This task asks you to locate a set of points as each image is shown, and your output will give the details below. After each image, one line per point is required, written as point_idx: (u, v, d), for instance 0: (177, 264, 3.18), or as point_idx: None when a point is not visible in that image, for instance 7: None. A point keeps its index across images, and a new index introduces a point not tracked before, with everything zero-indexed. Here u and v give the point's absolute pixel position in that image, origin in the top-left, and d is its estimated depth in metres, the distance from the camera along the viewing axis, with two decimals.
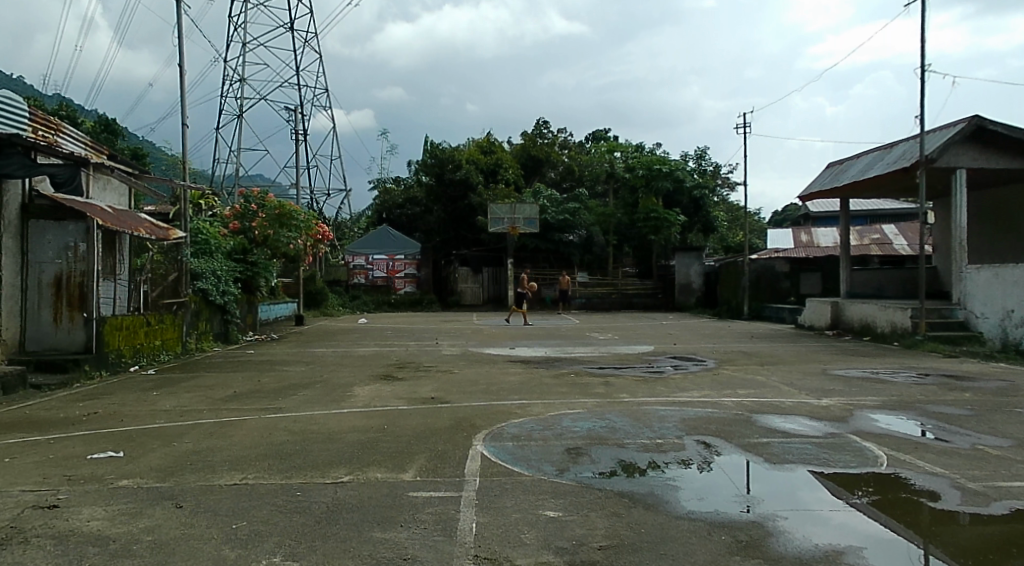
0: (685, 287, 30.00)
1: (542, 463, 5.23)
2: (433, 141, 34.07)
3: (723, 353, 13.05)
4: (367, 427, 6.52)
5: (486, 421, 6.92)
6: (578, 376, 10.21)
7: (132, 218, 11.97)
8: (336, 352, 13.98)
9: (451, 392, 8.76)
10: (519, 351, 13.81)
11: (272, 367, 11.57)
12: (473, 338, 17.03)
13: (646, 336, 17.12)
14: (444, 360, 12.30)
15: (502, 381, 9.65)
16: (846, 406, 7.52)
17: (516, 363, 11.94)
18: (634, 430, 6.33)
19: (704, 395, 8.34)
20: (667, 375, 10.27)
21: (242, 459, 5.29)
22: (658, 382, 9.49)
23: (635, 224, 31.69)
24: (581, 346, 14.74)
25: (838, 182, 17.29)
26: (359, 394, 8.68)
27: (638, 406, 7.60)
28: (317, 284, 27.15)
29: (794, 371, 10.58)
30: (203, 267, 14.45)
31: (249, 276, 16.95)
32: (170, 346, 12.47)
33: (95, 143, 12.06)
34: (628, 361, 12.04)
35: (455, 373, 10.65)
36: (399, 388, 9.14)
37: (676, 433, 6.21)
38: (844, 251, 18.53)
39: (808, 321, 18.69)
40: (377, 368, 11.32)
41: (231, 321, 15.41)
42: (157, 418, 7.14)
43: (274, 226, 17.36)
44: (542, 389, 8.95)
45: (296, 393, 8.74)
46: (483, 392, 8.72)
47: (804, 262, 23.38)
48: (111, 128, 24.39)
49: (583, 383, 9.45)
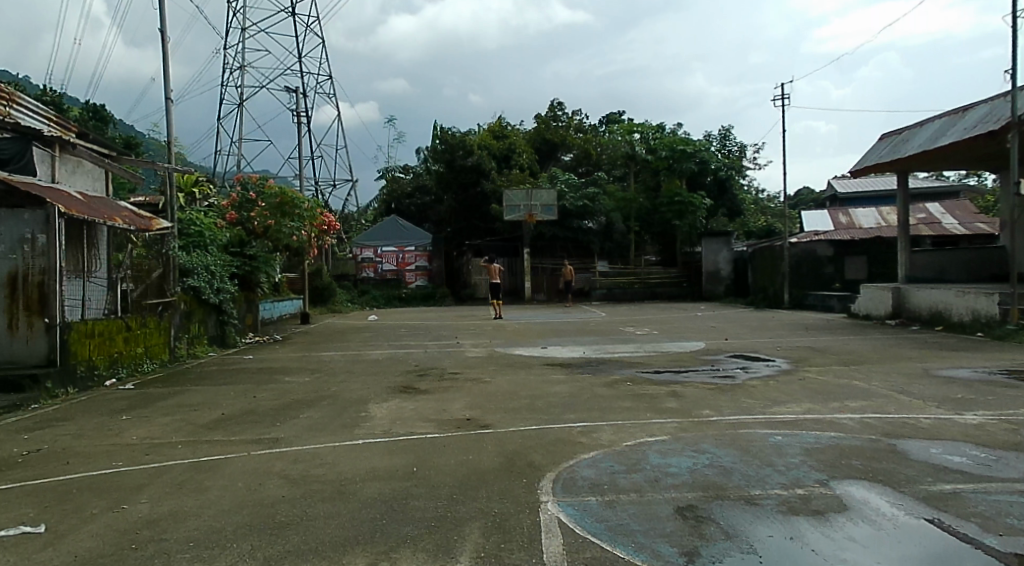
0: (713, 275, 28.34)
1: (656, 543, 3.52)
2: (442, 127, 32.34)
3: (791, 350, 11.32)
4: (389, 472, 4.87)
5: (546, 457, 5.24)
6: (636, 385, 8.50)
7: (106, 205, 10.38)
8: (346, 356, 12.33)
9: (490, 411, 7.07)
10: (554, 352, 12.11)
11: (273, 377, 9.91)
12: (497, 336, 15.36)
13: (689, 331, 15.40)
14: (470, 365, 10.60)
15: (548, 394, 7.97)
16: (1007, 426, 5.79)
17: (555, 367, 10.22)
18: (756, 474, 4.63)
19: (809, 410, 6.64)
20: (744, 381, 8.56)
21: (215, 539, 3.65)
22: (739, 392, 7.77)
23: (657, 210, 29.87)
24: (622, 344, 13.01)
25: (902, 153, 15.49)
26: (376, 415, 7.03)
27: (737, 431, 5.91)
28: (324, 279, 25.58)
29: (892, 372, 8.84)
30: (194, 262, 12.69)
31: (246, 272, 15.17)
32: (155, 354, 10.87)
33: (61, 118, 9.96)
34: (685, 363, 10.32)
35: (486, 382, 8.96)
36: (424, 405, 7.48)
37: (817, 479, 4.50)
38: (903, 231, 16.68)
39: (864, 310, 16.86)
40: (396, 377, 9.64)
41: (228, 322, 13.75)
42: (117, 459, 5.49)
43: (275, 215, 15.62)
44: (600, 404, 7.26)
45: (300, 414, 7.08)
46: (531, 411, 7.03)
47: (849, 245, 21.49)
48: (99, 115, 22.71)
49: (648, 395, 7.74)
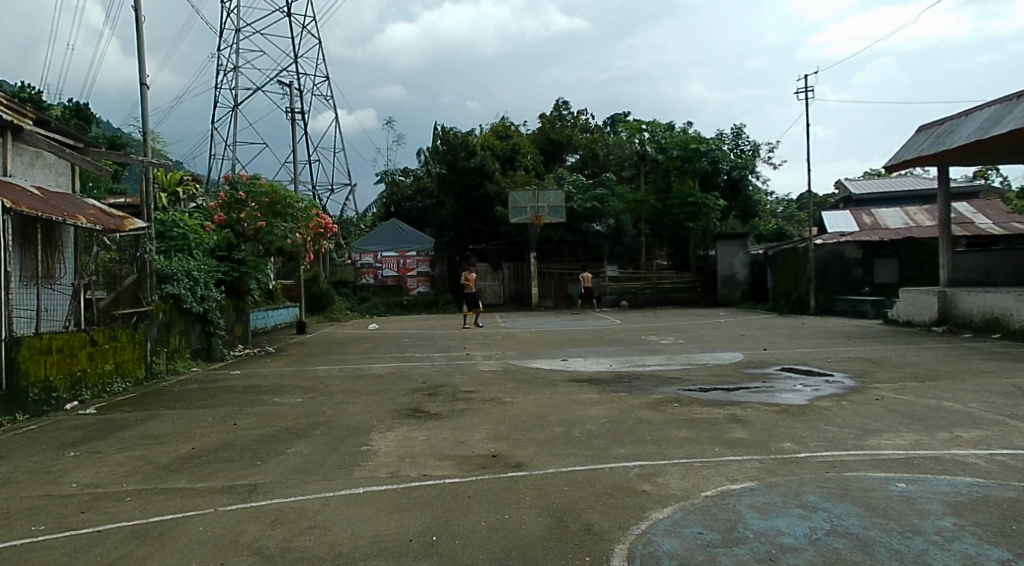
0: (729, 279, 27.16)
1: None
2: (443, 127, 31.08)
3: (844, 362, 10.07)
4: (402, 545, 3.58)
5: (605, 517, 3.96)
6: (684, 408, 7.22)
7: (68, 203, 9.08)
8: (344, 370, 11.05)
9: (519, 445, 5.78)
10: (576, 365, 10.81)
11: (260, 398, 8.63)
12: (509, 346, 14.09)
13: (718, 340, 14.15)
14: (485, 382, 9.30)
15: (585, 420, 6.70)
16: None
17: (583, 385, 8.94)
18: (908, 550, 3.36)
19: (918, 444, 5.36)
20: (812, 403, 7.29)
21: None
22: (816, 418, 6.48)
23: (669, 211, 28.58)
24: (650, 356, 11.73)
25: (948, 144, 14.26)
26: (380, 450, 5.76)
27: (842, 477, 4.61)
28: (321, 286, 24.35)
29: (983, 390, 7.56)
30: (173, 268, 11.36)
31: (234, 278, 13.95)
32: (128, 370, 9.56)
33: (15, 102, 8.77)
34: (731, 379, 9.03)
35: (507, 404, 7.71)
36: (438, 435, 6.21)
37: (1000, 559, 3.23)
38: (947, 230, 15.43)
39: (905, 316, 15.59)
40: (403, 396, 8.37)
41: (215, 334, 12.46)
42: (40, 518, 4.20)
43: (267, 216, 14.23)
44: (652, 434, 6.00)
45: (288, 450, 5.79)
46: (570, 444, 5.74)
47: (879, 247, 20.20)
48: (82, 114, 21.46)
49: (705, 422, 6.47)
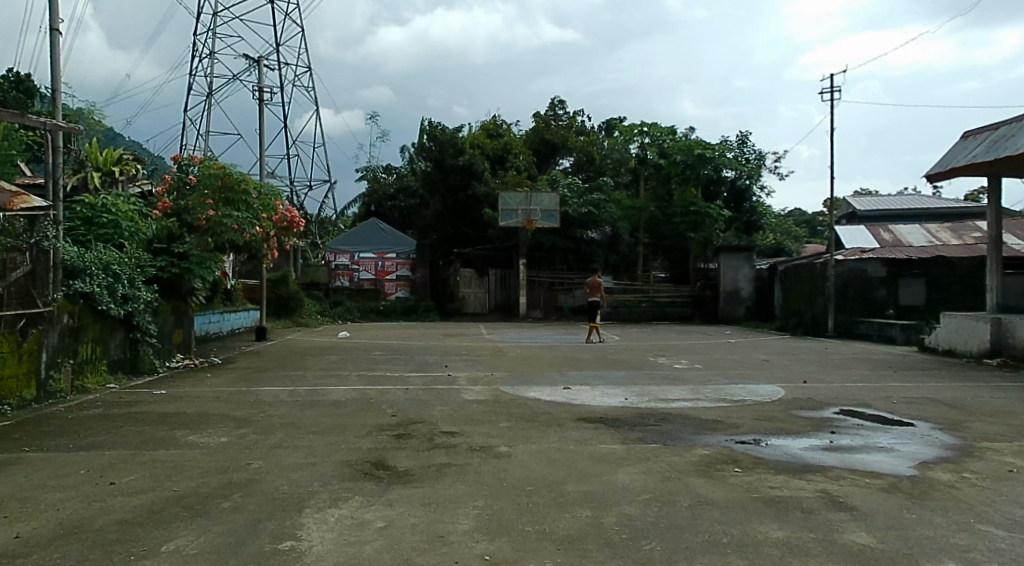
0: (732, 295, 25.29)
1: None
2: (430, 122, 29.01)
3: (919, 406, 8.09)
4: None
5: None
6: (748, 477, 5.16)
7: None
8: (296, 394, 8.92)
9: (528, 550, 3.68)
10: (582, 396, 8.74)
11: (171, 435, 6.47)
12: (499, 366, 12.05)
13: (741, 366, 12.22)
14: (472, 419, 7.22)
15: (618, 496, 4.63)
16: None
17: (598, 428, 6.86)
18: None
19: None
20: (923, 474, 5.26)
21: None
22: (956, 508, 4.44)
23: (669, 220, 26.69)
24: (671, 387, 9.69)
25: (1009, 148, 12.38)
26: (311, 550, 3.66)
27: None
28: (290, 287, 22.22)
29: None
30: (88, 260, 9.17)
31: (172, 276, 11.64)
32: (6, 390, 7.37)
33: None
34: (788, 427, 7.00)
35: (503, 459, 5.63)
36: (405, 521, 4.11)
37: None
38: (997, 249, 13.55)
39: (946, 344, 13.76)
40: (363, 441, 6.26)
41: (143, 341, 10.31)
42: None
43: (217, 204, 11.97)
44: (728, 534, 3.93)
45: (167, 547, 3.67)
46: (608, 552, 3.66)
47: (905, 265, 18.36)
48: (23, 87, 19.23)
49: (794, 507, 4.41)
